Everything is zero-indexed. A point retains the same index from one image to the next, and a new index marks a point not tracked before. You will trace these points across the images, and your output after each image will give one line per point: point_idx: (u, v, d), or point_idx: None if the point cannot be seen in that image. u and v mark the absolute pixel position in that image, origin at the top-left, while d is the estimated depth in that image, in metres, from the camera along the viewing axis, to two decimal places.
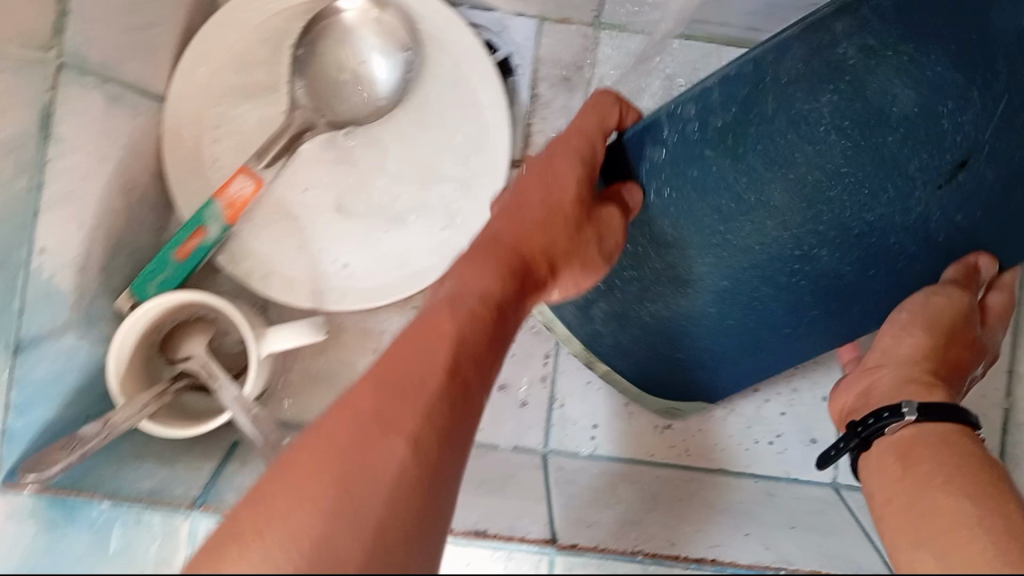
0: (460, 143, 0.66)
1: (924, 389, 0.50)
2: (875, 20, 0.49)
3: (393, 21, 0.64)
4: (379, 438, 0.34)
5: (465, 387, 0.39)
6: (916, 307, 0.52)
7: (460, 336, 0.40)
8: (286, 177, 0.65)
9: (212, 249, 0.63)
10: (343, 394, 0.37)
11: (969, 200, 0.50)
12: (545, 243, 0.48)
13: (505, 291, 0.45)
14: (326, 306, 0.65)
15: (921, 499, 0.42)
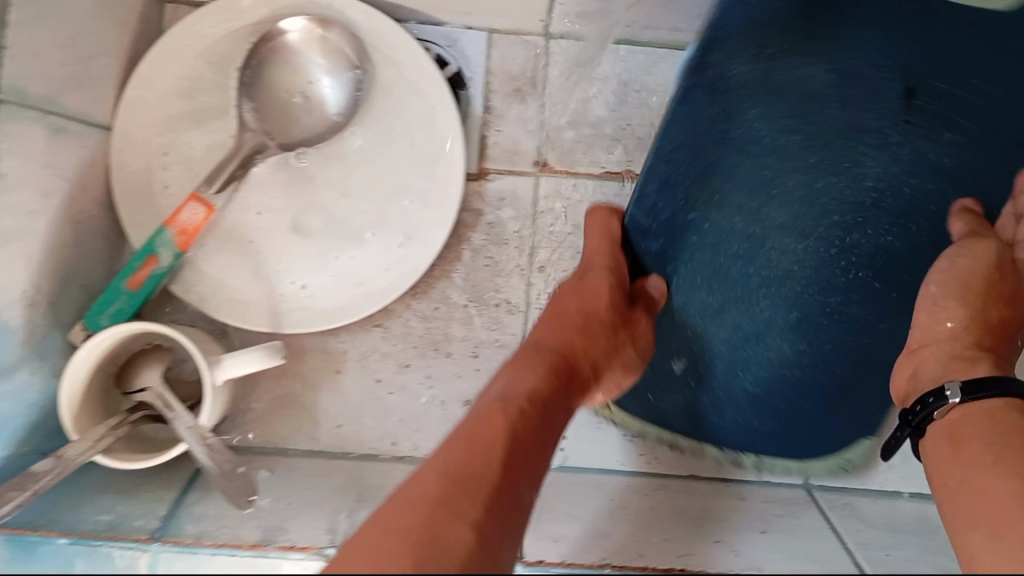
0: (417, 156, 0.63)
1: (971, 365, 0.51)
2: (743, 35, 0.54)
3: (340, 39, 0.60)
4: (446, 522, 0.35)
5: (521, 481, 0.41)
6: (945, 291, 0.54)
7: (514, 428, 0.42)
8: (237, 200, 0.62)
9: (163, 277, 0.59)
10: (410, 484, 0.38)
11: (966, 117, 0.55)
12: (584, 344, 0.53)
13: (550, 388, 0.47)
14: (285, 330, 0.61)
15: (958, 466, 0.46)
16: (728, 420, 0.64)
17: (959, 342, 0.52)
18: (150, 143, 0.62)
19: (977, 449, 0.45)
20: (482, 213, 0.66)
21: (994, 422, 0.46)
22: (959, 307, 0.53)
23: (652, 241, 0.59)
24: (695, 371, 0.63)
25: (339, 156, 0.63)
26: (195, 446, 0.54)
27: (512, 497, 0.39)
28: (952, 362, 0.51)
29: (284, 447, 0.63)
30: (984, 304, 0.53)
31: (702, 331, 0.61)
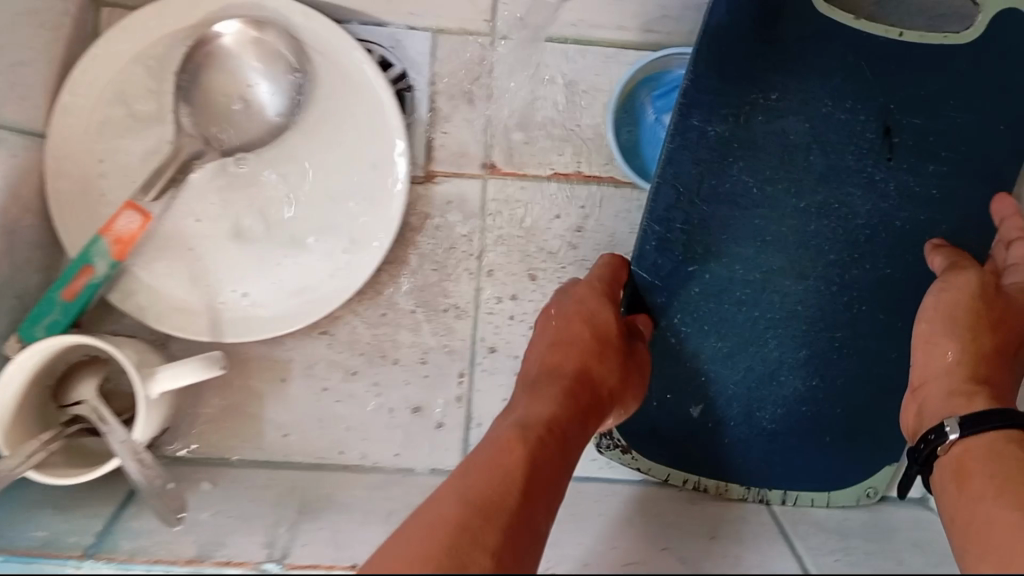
0: (360, 159, 0.61)
1: (973, 398, 0.53)
2: (701, 95, 0.57)
3: (274, 40, 0.59)
4: (472, 555, 0.35)
5: (541, 510, 0.41)
6: (939, 328, 0.56)
7: (533, 457, 0.43)
8: (175, 207, 0.60)
9: (100, 286, 0.58)
10: (436, 517, 0.38)
11: (945, 148, 0.58)
12: (597, 370, 0.53)
13: (566, 416, 0.48)
14: (225, 340, 0.60)
15: (974, 497, 0.47)
16: (754, 453, 0.65)
17: (960, 372, 0.54)
18: (86, 149, 0.60)
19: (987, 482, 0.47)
20: (429, 216, 0.64)
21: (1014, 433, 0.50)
22: (957, 337, 0.55)
23: (655, 296, 0.61)
24: (711, 414, 0.64)
25: (280, 162, 0.61)
26: (127, 462, 0.53)
27: (532, 525, 0.40)
28: (952, 397, 0.53)
29: (228, 458, 0.63)
30: (982, 330, 0.55)
31: (715, 377, 0.63)
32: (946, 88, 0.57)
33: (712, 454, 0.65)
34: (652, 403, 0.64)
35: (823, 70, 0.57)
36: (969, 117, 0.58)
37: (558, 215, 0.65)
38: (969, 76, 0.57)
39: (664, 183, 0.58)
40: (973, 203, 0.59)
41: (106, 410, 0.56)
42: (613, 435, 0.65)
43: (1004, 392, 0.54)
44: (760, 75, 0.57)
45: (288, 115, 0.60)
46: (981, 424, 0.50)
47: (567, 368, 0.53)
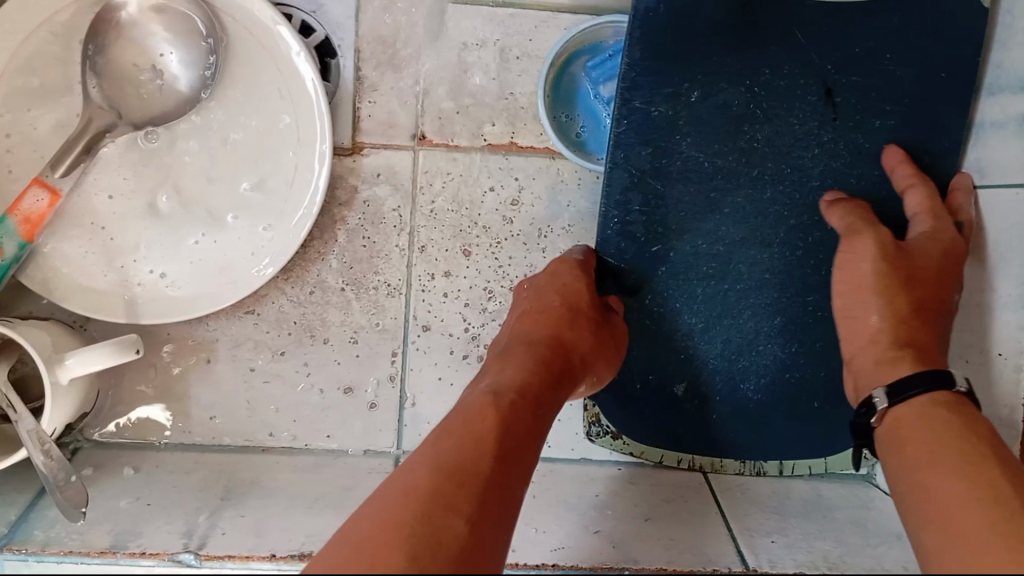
0: (279, 130, 0.59)
1: (898, 364, 0.48)
2: (638, 74, 0.56)
3: (183, 6, 0.56)
4: (440, 516, 0.33)
5: (517, 471, 0.38)
6: (855, 297, 0.52)
7: (505, 418, 0.41)
8: (86, 185, 0.58)
9: (10, 268, 0.56)
10: (404, 481, 0.36)
11: (887, 102, 0.56)
12: (569, 336, 0.51)
13: (539, 378, 0.46)
14: (142, 322, 0.59)
15: (928, 462, 0.40)
16: (745, 432, 0.61)
17: (884, 336, 0.50)
18: None
19: (948, 454, 0.40)
20: (357, 190, 0.62)
21: (948, 404, 0.44)
22: (873, 297, 0.51)
23: (625, 279, 0.59)
24: (697, 391, 0.60)
25: (199, 132, 0.59)
26: (34, 452, 0.52)
27: (508, 486, 0.37)
28: (880, 367, 0.49)
29: (151, 441, 0.61)
30: (897, 289, 0.51)
31: (693, 353, 0.60)
32: (894, 51, 0.55)
33: (703, 434, 0.61)
34: (635, 385, 0.60)
35: (755, 41, 0.55)
36: (908, 72, 0.56)
37: (493, 188, 0.63)
38: (904, 29, 0.55)
39: (612, 170, 0.57)
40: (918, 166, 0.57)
41: (16, 395, 0.54)
42: (603, 422, 0.61)
43: (936, 350, 0.50)
44: (697, 49, 0.55)
45: (204, 83, 0.58)
46: (910, 392, 0.45)
47: (539, 336, 0.51)
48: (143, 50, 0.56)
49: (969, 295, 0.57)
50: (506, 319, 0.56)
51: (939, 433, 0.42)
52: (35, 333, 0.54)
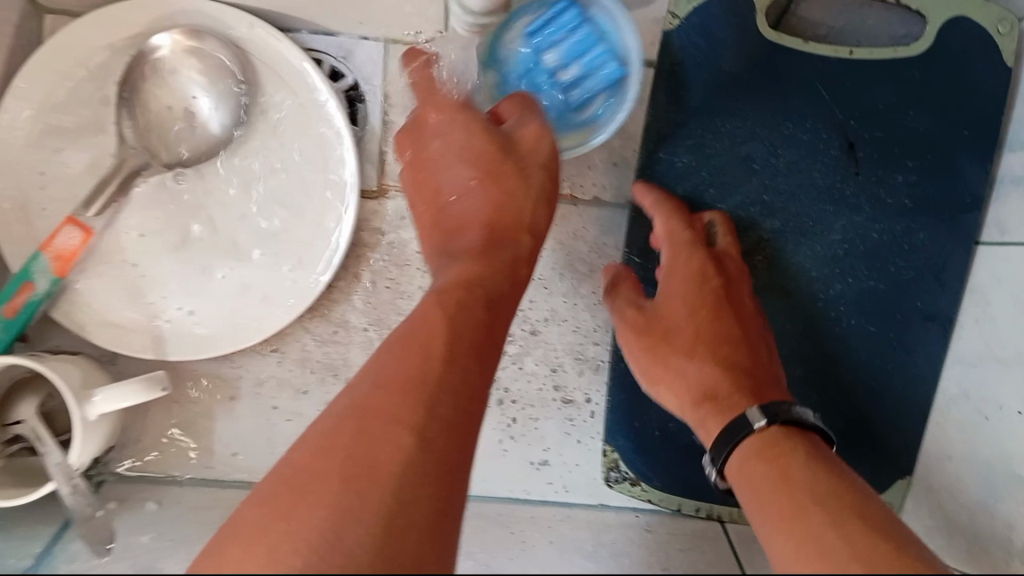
0: (305, 168, 0.59)
1: (704, 424, 0.50)
2: (661, 123, 0.57)
3: (215, 50, 0.57)
4: (383, 429, 0.34)
5: (468, 369, 0.39)
6: (652, 359, 0.54)
7: (451, 319, 0.41)
8: (116, 223, 0.58)
9: (40, 305, 0.56)
10: (347, 395, 0.37)
11: (909, 156, 0.57)
12: (508, 210, 0.52)
13: (488, 272, 0.47)
14: (168, 358, 0.59)
15: (773, 518, 0.39)
16: None
17: (693, 389, 0.52)
18: (26, 164, 0.57)
19: (788, 502, 0.39)
20: (381, 232, 0.62)
21: (773, 444, 0.45)
22: (658, 371, 0.53)
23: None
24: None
25: (229, 173, 0.59)
26: (61, 486, 0.53)
27: (459, 385, 0.38)
28: (704, 425, 0.50)
29: (174, 475, 0.62)
30: (670, 350, 0.53)
31: None
32: (916, 107, 0.56)
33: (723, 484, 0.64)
34: (654, 432, 0.63)
35: (776, 97, 0.57)
36: (927, 124, 0.57)
37: None
38: (922, 86, 0.56)
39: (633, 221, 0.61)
40: (938, 218, 0.57)
41: (44, 429, 0.55)
42: (622, 468, 0.64)
43: (749, 377, 0.50)
44: (715, 99, 0.57)
45: (234, 124, 0.59)
46: (735, 437, 0.47)
47: (473, 222, 0.51)
48: (175, 95, 0.57)
49: (989, 349, 0.56)
50: (405, 190, 0.57)
51: (816, 477, 0.40)
52: (66, 368, 0.55)
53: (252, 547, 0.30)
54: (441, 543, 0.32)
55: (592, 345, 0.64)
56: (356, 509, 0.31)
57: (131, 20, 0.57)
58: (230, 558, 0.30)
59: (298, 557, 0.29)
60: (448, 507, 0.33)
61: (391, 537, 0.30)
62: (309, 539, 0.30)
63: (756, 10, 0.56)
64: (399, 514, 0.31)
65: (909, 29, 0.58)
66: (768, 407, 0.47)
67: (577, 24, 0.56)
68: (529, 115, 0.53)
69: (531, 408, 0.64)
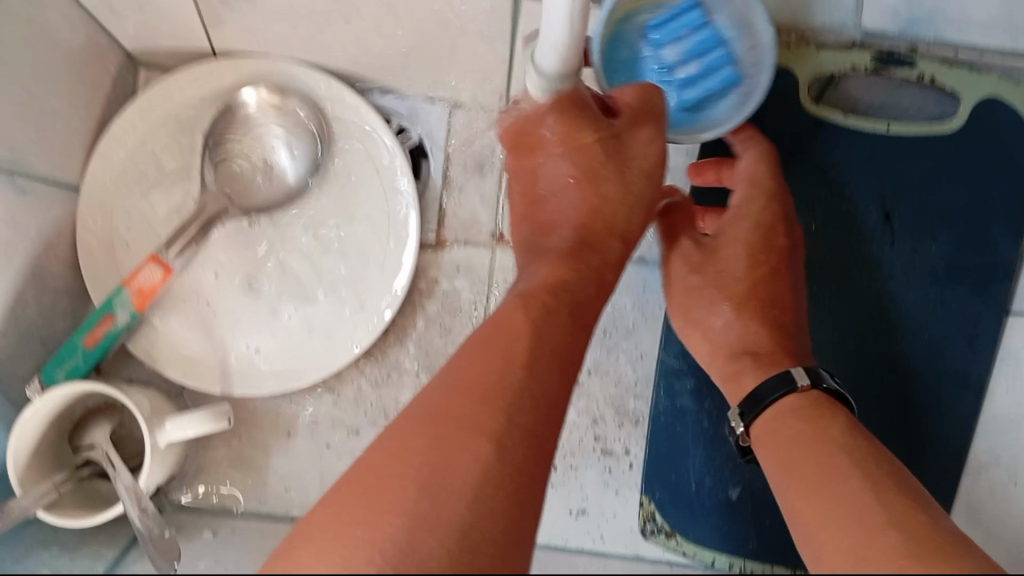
0: (371, 218, 0.63)
1: (739, 375, 0.54)
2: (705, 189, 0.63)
3: (296, 108, 0.62)
4: (465, 437, 0.35)
5: (547, 374, 0.41)
6: (703, 302, 0.57)
7: (535, 321, 0.43)
8: (194, 263, 0.63)
9: (120, 335, 0.60)
10: (430, 396, 0.38)
11: (943, 228, 0.60)
12: (602, 214, 0.50)
13: (572, 275, 0.47)
14: (235, 394, 0.62)
15: (801, 485, 0.43)
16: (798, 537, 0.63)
17: (728, 343, 0.56)
18: (115, 204, 0.62)
19: (815, 470, 0.43)
20: (437, 282, 0.65)
21: (813, 406, 0.49)
22: (701, 312, 0.57)
23: (685, 382, 0.65)
24: (752, 494, 0.64)
25: (300, 220, 0.63)
26: (130, 509, 0.55)
27: (536, 392, 0.39)
28: (730, 382, 0.55)
29: (230, 508, 0.65)
30: (723, 296, 0.57)
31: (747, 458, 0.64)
32: (950, 181, 0.60)
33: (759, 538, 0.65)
34: (692, 485, 0.65)
35: (816, 168, 0.60)
36: (959, 194, 0.60)
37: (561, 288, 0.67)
38: (956, 162, 0.59)
39: None
40: (972, 287, 0.60)
41: (115, 454, 0.58)
42: (658, 519, 0.65)
43: (784, 346, 0.55)
44: None
45: (309, 175, 0.63)
46: (770, 397, 0.51)
47: (567, 225, 0.50)
48: (257, 147, 0.62)
49: None
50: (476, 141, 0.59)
51: (848, 441, 0.45)
52: (137, 397, 0.58)
53: (329, 547, 0.32)
54: (512, 546, 0.34)
55: (633, 398, 0.66)
56: (431, 518, 0.32)
57: (221, 77, 0.62)
58: (317, 546, 0.32)
59: (373, 566, 0.31)
60: (522, 509, 0.35)
61: (461, 551, 0.32)
62: (384, 545, 0.31)
63: (800, 86, 0.60)
64: (473, 525, 0.33)
65: (944, 108, 0.60)
66: (813, 372, 0.51)
67: (700, 25, 0.58)
68: (644, 125, 0.50)
69: (573, 456, 0.66)
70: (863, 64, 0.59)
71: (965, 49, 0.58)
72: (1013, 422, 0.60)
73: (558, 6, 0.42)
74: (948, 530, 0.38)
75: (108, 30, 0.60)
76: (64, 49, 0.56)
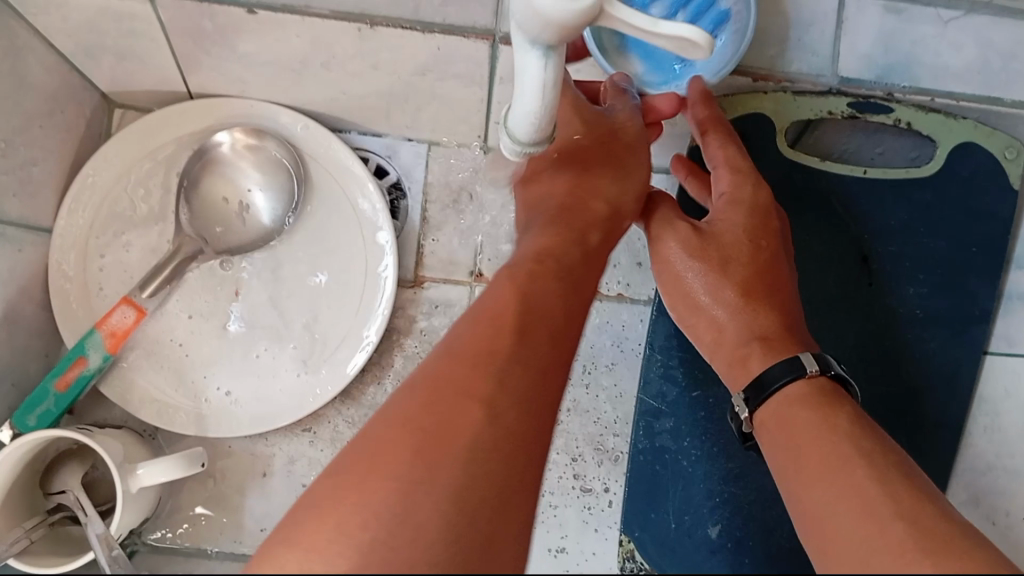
0: (348, 258, 0.63)
1: (746, 362, 0.52)
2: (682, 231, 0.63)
3: (274, 150, 0.62)
4: (456, 403, 0.34)
5: (540, 344, 0.40)
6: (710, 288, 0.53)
7: (525, 295, 0.42)
8: (169, 305, 0.62)
9: (92, 378, 0.58)
10: (421, 369, 0.37)
11: (921, 271, 0.60)
12: (585, 189, 0.51)
13: (559, 245, 0.48)
14: (209, 435, 0.61)
15: (804, 476, 0.43)
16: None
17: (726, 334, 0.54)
18: (88, 246, 0.61)
19: (817, 456, 0.43)
20: (416, 320, 0.65)
21: (820, 394, 0.48)
22: (701, 299, 0.54)
23: (664, 422, 0.64)
24: (732, 533, 0.63)
25: (276, 260, 0.63)
26: (100, 556, 0.54)
27: (527, 363, 0.38)
28: (733, 367, 0.53)
29: (204, 549, 0.63)
30: (724, 279, 0.53)
31: (730, 497, 0.63)
32: (927, 225, 0.60)
33: None
34: (669, 523, 0.63)
35: (796, 211, 0.60)
36: (938, 242, 0.60)
37: None
38: (932, 205, 0.60)
39: (657, 319, 0.65)
40: (948, 328, 0.60)
41: (88, 500, 0.58)
42: (637, 558, 0.63)
43: (787, 333, 0.53)
44: None
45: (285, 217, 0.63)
46: (773, 386, 0.49)
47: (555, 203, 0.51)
48: (233, 185, 0.61)
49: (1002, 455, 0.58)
50: None
51: (853, 429, 0.44)
52: (110, 442, 0.57)
53: (323, 512, 0.29)
54: (502, 517, 0.32)
55: (613, 436, 0.65)
56: (430, 480, 0.31)
57: (199, 118, 0.62)
58: (306, 514, 0.30)
59: (371, 526, 0.29)
60: (513, 483, 0.34)
61: (456, 515, 0.30)
62: (383, 508, 0.29)
63: (778, 133, 0.59)
64: (468, 488, 0.31)
65: (921, 151, 0.61)
66: (820, 358, 0.49)
67: None
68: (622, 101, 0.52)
69: (551, 495, 0.64)
70: (840, 110, 0.58)
71: (941, 95, 0.58)
72: (990, 464, 0.61)
73: (528, 78, 0.38)
74: (954, 526, 0.37)
75: (83, 71, 0.59)
76: (39, 90, 0.55)
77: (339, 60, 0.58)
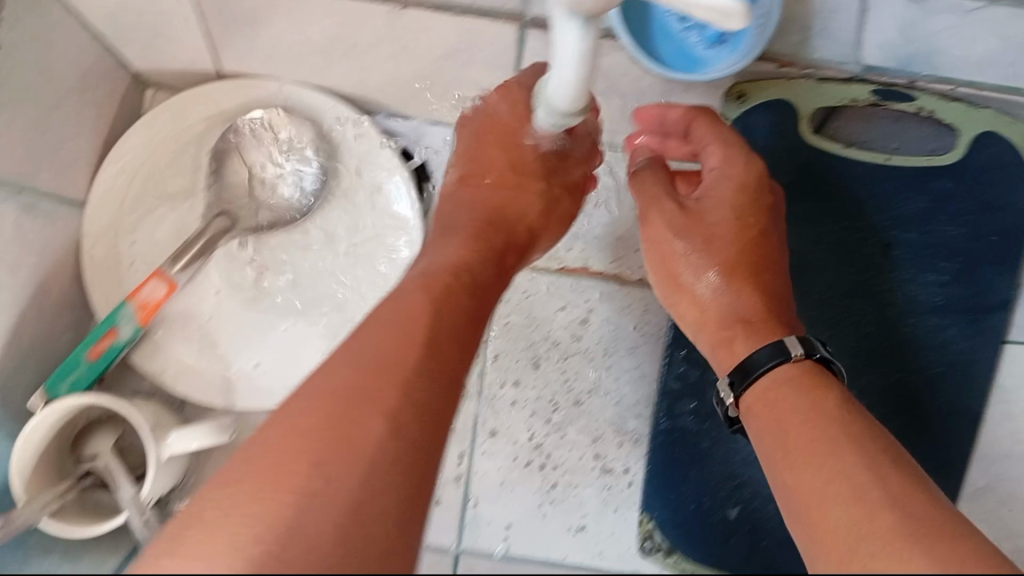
0: (374, 235, 0.64)
1: (733, 343, 0.53)
2: None
3: (304, 128, 0.63)
4: (363, 413, 0.35)
5: (444, 356, 0.41)
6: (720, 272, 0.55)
7: (434, 307, 0.43)
8: (200, 280, 0.63)
9: (123, 348, 0.60)
10: (321, 373, 0.38)
11: (941, 258, 0.61)
12: (511, 210, 0.55)
13: (477, 259, 0.50)
14: (236, 408, 0.62)
15: (795, 462, 0.43)
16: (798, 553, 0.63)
17: (723, 314, 0.55)
18: (121, 223, 0.63)
19: (809, 445, 0.43)
20: None
21: (811, 374, 0.49)
22: (686, 279, 0.55)
23: (686, 403, 0.64)
24: (751, 515, 0.64)
25: (302, 236, 0.64)
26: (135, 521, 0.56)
27: (433, 373, 0.39)
28: (721, 350, 0.54)
29: None
30: (718, 260, 0.55)
31: (749, 479, 0.63)
32: (949, 214, 0.60)
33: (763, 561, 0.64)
34: (689, 505, 0.64)
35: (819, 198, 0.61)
36: (959, 231, 0.60)
37: (564, 307, 0.65)
38: (953, 194, 0.60)
39: None
40: (967, 316, 0.60)
41: (119, 467, 0.59)
42: (656, 537, 0.64)
43: (784, 318, 0.54)
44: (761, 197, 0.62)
45: (315, 194, 0.64)
46: (758, 369, 0.50)
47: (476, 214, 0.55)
48: (262, 163, 0.63)
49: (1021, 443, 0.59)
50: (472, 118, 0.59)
51: (846, 415, 0.44)
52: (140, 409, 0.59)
53: (213, 527, 0.30)
54: (409, 523, 0.34)
55: (633, 418, 0.65)
56: (322, 494, 0.32)
57: (229, 97, 0.63)
58: (203, 526, 0.31)
59: (261, 542, 0.30)
60: (422, 483, 0.35)
61: (354, 525, 0.31)
62: (276, 520, 0.30)
63: (801, 118, 0.61)
64: (366, 502, 0.32)
65: (943, 141, 0.62)
66: (805, 341, 0.50)
67: None
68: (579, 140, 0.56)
69: (568, 476, 0.65)
70: (862, 97, 0.59)
71: (963, 84, 0.58)
72: (1006, 451, 0.62)
73: (564, 50, 0.39)
74: (946, 508, 0.38)
75: (115, 50, 0.61)
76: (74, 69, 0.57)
77: (362, 49, 0.61)
